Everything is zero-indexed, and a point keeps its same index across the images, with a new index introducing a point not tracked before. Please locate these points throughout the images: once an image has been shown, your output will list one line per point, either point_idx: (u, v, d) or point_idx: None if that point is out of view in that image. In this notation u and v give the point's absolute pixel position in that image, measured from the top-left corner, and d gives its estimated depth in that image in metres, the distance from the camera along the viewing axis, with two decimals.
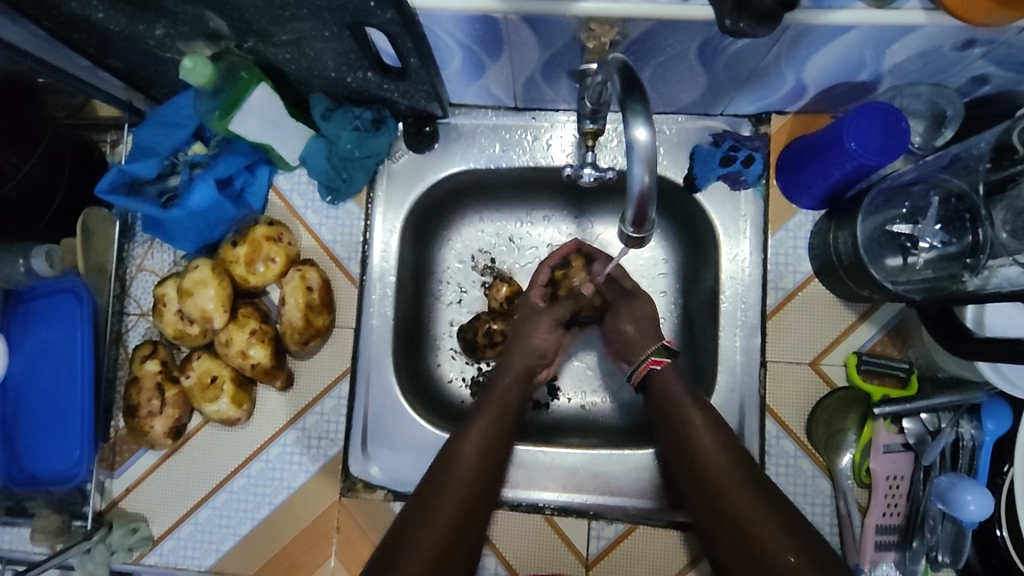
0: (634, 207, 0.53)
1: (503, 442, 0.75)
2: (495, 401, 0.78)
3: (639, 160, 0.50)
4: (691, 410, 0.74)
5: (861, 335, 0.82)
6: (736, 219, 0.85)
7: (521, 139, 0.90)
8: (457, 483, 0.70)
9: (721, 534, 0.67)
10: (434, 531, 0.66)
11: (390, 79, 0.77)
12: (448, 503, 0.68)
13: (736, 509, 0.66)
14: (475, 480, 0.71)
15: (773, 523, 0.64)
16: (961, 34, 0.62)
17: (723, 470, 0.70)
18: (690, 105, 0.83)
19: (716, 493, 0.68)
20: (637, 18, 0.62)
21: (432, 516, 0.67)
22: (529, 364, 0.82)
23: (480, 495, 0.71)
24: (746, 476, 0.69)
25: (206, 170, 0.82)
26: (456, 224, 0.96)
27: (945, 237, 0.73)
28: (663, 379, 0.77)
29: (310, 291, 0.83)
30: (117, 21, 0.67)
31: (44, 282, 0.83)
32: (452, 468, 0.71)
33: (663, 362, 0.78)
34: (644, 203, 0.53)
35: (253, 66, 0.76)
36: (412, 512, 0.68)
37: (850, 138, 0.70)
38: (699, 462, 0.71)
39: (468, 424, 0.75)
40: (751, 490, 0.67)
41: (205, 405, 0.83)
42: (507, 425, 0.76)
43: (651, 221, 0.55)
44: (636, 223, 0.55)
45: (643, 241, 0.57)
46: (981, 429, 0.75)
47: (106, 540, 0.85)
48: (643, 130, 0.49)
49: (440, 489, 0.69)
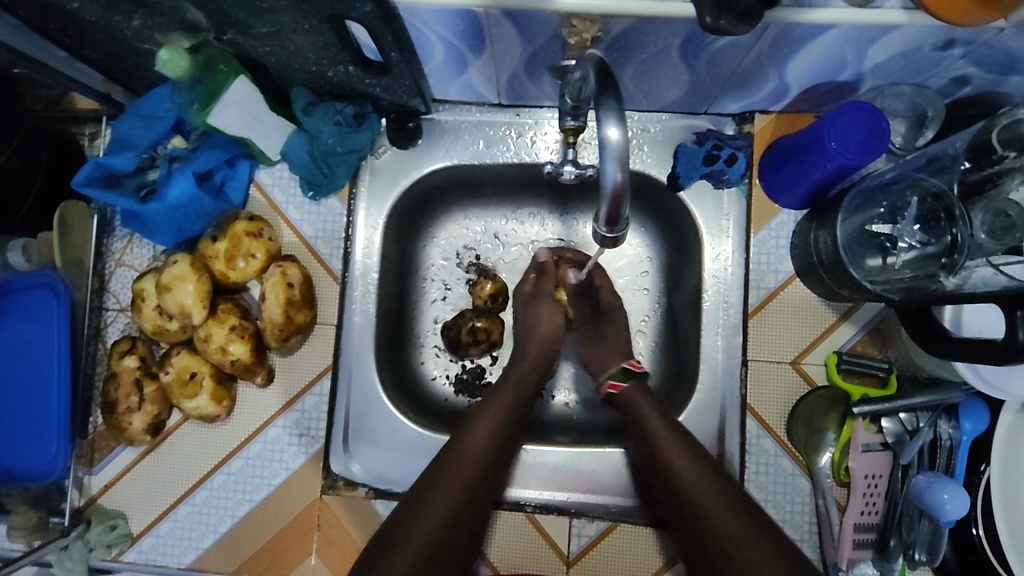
0: (607, 205, 0.52)
1: (503, 445, 0.74)
2: (500, 401, 0.77)
3: (612, 158, 0.49)
4: (656, 427, 0.75)
5: (841, 335, 0.83)
6: (719, 219, 0.85)
7: (505, 136, 0.89)
8: (456, 481, 0.68)
9: (704, 545, 0.64)
10: (429, 525, 0.64)
11: (372, 73, 0.77)
12: (445, 496, 0.67)
13: (715, 525, 0.64)
14: (474, 479, 0.69)
15: (751, 535, 0.62)
16: (940, 34, 0.62)
17: (693, 482, 0.68)
18: (674, 103, 0.82)
19: (691, 500, 0.67)
20: (617, 15, 0.61)
21: (428, 508, 0.66)
22: (528, 365, 0.82)
23: (478, 493, 0.69)
24: (724, 491, 0.67)
25: (185, 163, 0.81)
26: (440, 221, 0.96)
27: (924, 237, 0.73)
28: (629, 399, 0.80)
29: (291, 286, 0.82)
30: (93, 12, 0.66)
31: (21, 276, 0.82)
32: (453, 465, 0.70)
33: (622, 385, 0.82)
34: (619, 200, 0.52)
35: (232, 60, 0.75)
36: (408, 506, 0.67)
37: (830, 137, 0.70)
38: (671, 470, 0.71)
39: (470, 424, 0.74)
40: (726, 501, 0.66)
41: (184, 402, 0.83)
42: (509, 428, 0.75)
43: (624, 219, 0.54)
44: (608, 222, 0.54)
45: (616, 238, 0.57)
46: (958, 429, 0.75)
47: (84, 537, 0.84)
48: (615, 129, 0.49)
49: (438, 485, 0.68)
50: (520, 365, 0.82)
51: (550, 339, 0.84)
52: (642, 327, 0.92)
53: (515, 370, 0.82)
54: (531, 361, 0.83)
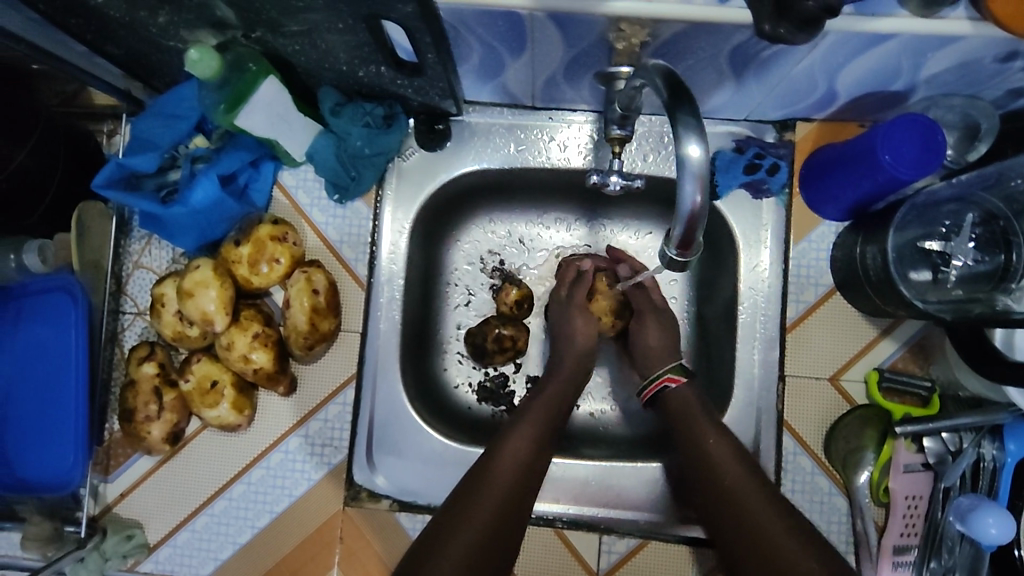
0: (682, 226, 0.50)
1: (540, 459, 0.72)
2: (534, 415, 0.75)
3: (691, 176, 0.47)
4: (703, 424, 0.72)
5: (881, 352, 0.81)
6: (758, 229, 0.82)
7: (537, 139, 0.87)
8: (493, 496, 0.67)
9: (743, 550, 0.63)
10: (464, 542, 0.63)
11: (405, 74, 0.74)
12: (481, 510, 0.65)
13: (758, 528, 0.62)
14: (511, 494, 0.68)
15: (790, 529, 0.62)
16: (1005, 46, 0.59)
17: (735, 481, 0.67)
18: (714, 109, 0.80)
19: (730, 497, 0.66)
20: (669, 20, 0.58)
21: (464, 522, 0.64)
22: (566, 375, 0.80)
23: (515, 510, 0.68)
24: (761, 485, 0.66)
25: (209, 165, 0.78)
26: (464, 225, 0.93)
27: (979, 256, 0.71)
28: (680, 393, 0.76)
29: (316, 293, 0.80)
30: (117, 7, 0.63)
31: (36, 278, 0.79)
32: (488, 479, 0.68)
33: (681, 380, 0.77)
34: (694, 222, 0.50)
35: (262, 58, 0.72)
36: (443, 520, 0.65)
37: (885, 150, 0.67)
38: (714, 471, 0.69)
39: (505, 437, 0.72)
40: (766, 496, 0.65)
41: (205, 411, 0.80)
42: (545, 442, 0.73)
43: (698, 244, 0.52)
44: (681, 245, 0.52)
45: (685, 263, 0.54)
46: (1003, 451, 0.72)
47: (100, 547, 0.82)
48: (697, 146, 0.47)
49: (474, 500, 0.66)
50: (556, 374, 0.80)
51: (583, 355, 0.82)
52: None
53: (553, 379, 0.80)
54: (569, 371, 0.81)
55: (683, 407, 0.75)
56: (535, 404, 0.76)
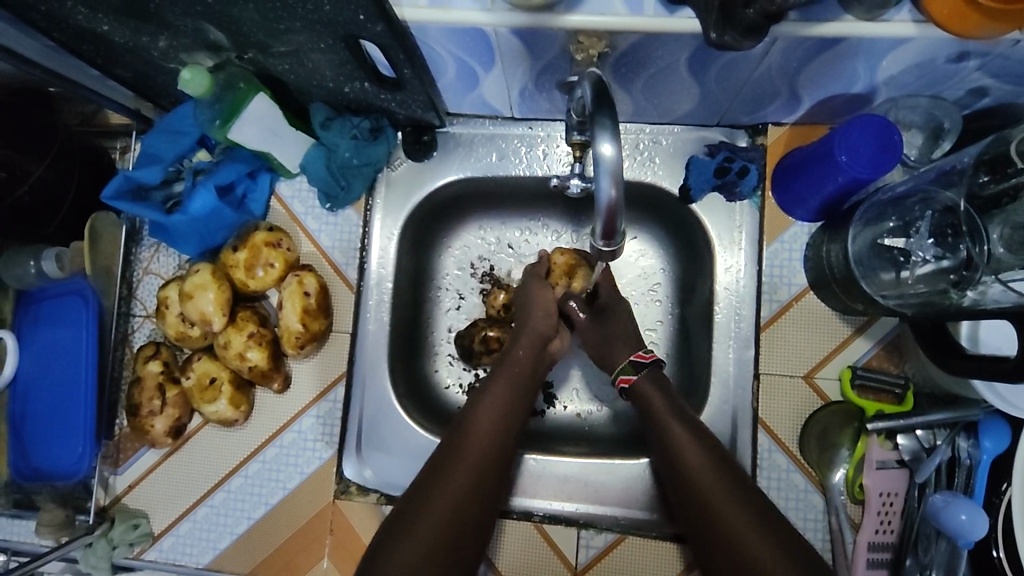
0: (603, 219, 0.56)
1: (512, 422, 0.75)
2: (507, 376, 0.78)
3: (605, 173, 0.53)
4: (677, 429, 0.71)
5: (856, 350, 0.82)
6: (732, 230, 0.85)
7: (516, 148, 0.91)
8: (465, 469, 0.70)
9: (716, 546, 0.64)
10: (444, 505, 0.67)
11: (387, 89, 0.78)
12: (459, 476, 0.69)
13: (733, 534, 0.62)
14: (487, 455, 0.72)
15: (756, 527, 0.62)
16: (954, 47, 0.61)
17: (710, 482, 0.67)
18: (685, 115, 0.83)
19: (702, 498, 0.66)
20: (624, 31, 0.61)
21: (444, 487, 0.68)
22: (530, 331, 0.81)
23: (492, 471, 0.72)
24: (729, 481, 0.67)
25: (208, 177, 0.85)
26: (454, 232, 0.97)
27: (939, 251, 0.73)
28: (645, 392, 0.76)
29: (307, 295, 0.85)
30: (122, 33, 0.69)
31: (54, 283, 0.87)
32: (462, 448, 0.71)
33: (630, 380, 0.79)
34: (614, 215, 0.56)
35: (252, 78, 0.78)
36: (426, 480, 0.70)
37: (841, 150, 0.70)
38: (687, 470, 0.69)
39: (472, 418, 0.74)
40: (734, 497, 0.65)
41: (204, 406, 0.86)
42: (515, 411, 0.76)
43: (620, 233, 0.58)
44: (605, 236, 0.58)
45: (614, 252, 0.61)
46: (978, 447, 0.73)
47: (107, 535, 0.87)
48: (609, 146, 0.52)
49: (444, 477, 0.69)
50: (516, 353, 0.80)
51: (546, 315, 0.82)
52: (654, 337, 0.92)
53: (522, 333, 0.81)
54: (527, 346, 0.80)
55: (645, 408, 0.76)
56: (508, 364, 0.79)
